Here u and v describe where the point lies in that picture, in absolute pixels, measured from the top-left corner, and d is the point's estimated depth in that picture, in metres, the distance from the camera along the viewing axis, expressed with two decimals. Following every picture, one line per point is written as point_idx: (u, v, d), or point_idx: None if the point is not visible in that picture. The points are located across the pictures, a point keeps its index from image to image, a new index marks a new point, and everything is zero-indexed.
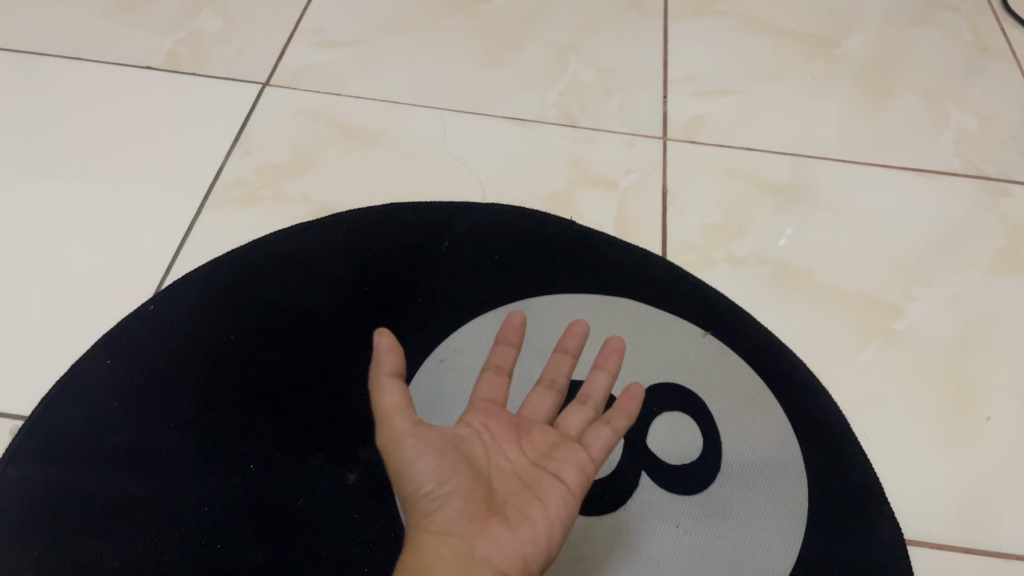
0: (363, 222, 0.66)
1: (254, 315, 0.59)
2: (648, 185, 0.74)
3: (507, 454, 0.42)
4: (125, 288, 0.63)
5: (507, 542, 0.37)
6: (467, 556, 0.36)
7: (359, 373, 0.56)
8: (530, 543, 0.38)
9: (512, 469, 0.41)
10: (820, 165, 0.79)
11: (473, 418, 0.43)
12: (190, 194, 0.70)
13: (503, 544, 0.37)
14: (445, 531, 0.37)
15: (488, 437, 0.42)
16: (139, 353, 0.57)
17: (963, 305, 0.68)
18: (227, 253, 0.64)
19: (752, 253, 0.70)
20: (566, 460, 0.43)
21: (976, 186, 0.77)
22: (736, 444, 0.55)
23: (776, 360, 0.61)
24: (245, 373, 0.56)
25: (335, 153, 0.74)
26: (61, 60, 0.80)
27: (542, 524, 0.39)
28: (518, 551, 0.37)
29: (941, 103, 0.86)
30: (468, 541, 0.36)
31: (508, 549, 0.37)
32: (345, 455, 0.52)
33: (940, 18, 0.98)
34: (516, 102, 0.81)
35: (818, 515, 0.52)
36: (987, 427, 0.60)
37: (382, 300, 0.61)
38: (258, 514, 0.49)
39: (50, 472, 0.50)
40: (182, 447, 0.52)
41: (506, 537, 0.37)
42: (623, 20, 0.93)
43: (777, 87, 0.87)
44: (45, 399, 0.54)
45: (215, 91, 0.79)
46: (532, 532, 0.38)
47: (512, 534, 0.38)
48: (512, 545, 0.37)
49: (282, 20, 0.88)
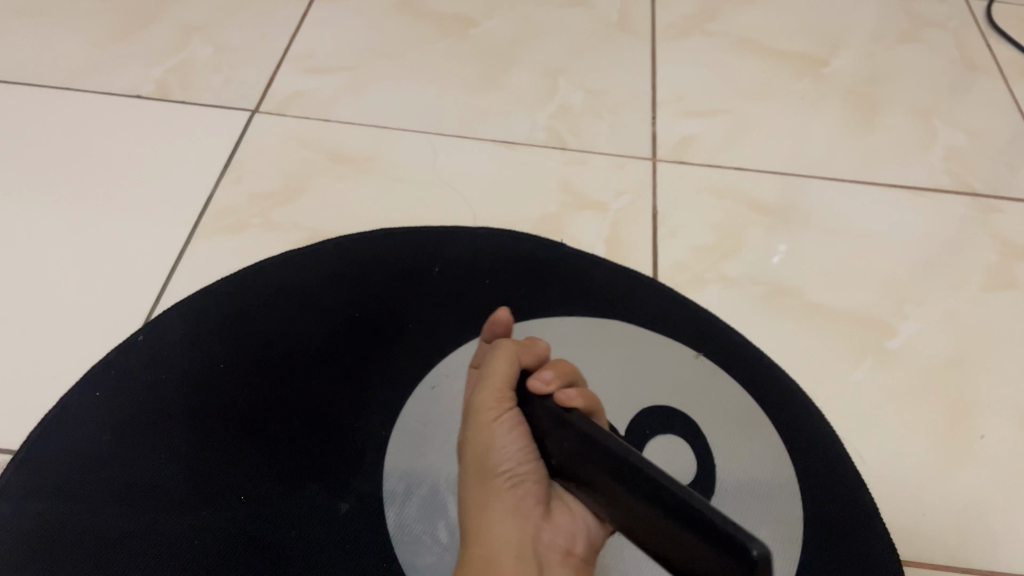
0: (354, 249, 0.66)
1: (244, 344, 0.59)
2: (640, 207, 0.75)
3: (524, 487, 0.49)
4: (116, 318, 0.62)
5: (565, 521, 0.49)
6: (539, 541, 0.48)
7: (352, 400, 0.56)
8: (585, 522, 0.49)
9: (535, 514, 0.49)
10: (810, 184, 0.79)
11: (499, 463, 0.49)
12: (180, 223, 0.70)
13: (568, 527, 0.49)
14: (518, 518, 0.48)
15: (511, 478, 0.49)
16: (128, 385, 0.56)
17: (956, 322, 0.68)
18: (217, 282, 0.64)
19: (744, 274, 0.70)
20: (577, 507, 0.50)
21: (966, 203, 0.78)
22: (730, 467, 0.55)
23: (769, 383, 0.60)
24: (237, 403, 0.55)
25: (325, 180, 0.74)
26: (50, 89, 0.80)
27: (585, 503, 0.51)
28: (578, 528, 0.49)
29: (929, 119, 0.87)
30: (542, 525, 0.49)
31: (569, 528, 0.49)
32: (339, 485, 0.52)
33: (927, 34, 0.99)
34: (506, 126, 0.81)
35: (815, 537, 0.52)
36: (981, 445, 0.60)
37: (374, 326, 0.61)
38: (250, 547, 0.48)
39: (40, 507, 0.50)
40: (173, 479, 0.51)
41: (567, 518, 0.49)
42: (612, 42, 0.93)
43: (766, 107, 0.87)
44: (34, 433, 0.54)
45: (206, 119, 0.79)
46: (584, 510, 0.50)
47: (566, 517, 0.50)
48: (572, 523, 0.49)
49: (272, 47, 0.88)
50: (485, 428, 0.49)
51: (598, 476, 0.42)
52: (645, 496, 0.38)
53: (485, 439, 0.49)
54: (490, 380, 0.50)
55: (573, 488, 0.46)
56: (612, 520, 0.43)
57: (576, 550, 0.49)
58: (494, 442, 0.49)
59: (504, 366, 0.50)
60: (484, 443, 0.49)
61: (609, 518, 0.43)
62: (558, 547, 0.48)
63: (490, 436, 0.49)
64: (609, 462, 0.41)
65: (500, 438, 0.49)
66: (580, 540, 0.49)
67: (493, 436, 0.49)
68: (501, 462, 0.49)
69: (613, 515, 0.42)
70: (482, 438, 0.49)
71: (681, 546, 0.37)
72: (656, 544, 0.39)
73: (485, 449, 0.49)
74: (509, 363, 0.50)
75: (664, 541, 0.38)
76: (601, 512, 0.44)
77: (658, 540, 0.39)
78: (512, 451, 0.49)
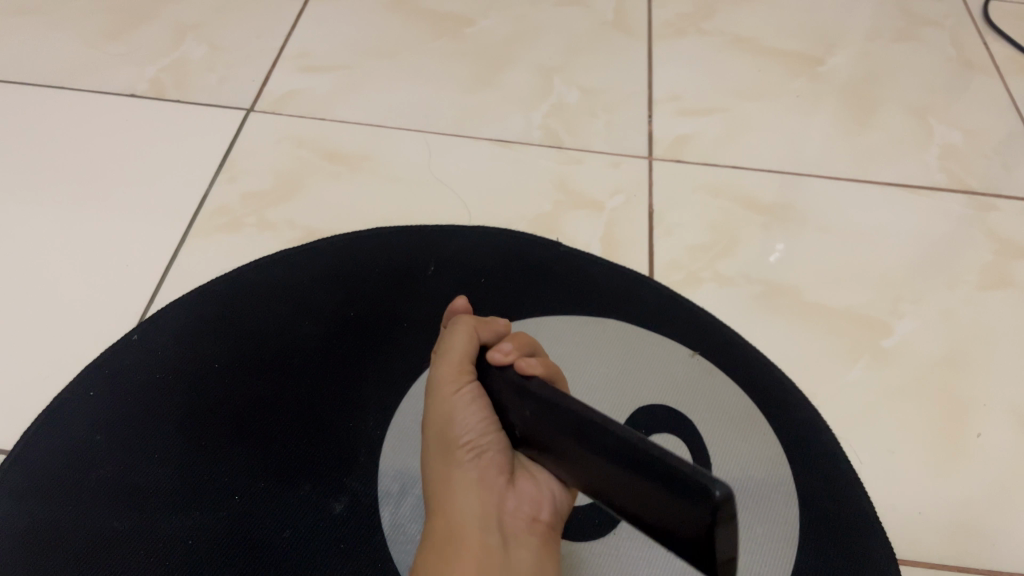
0: (349, 248, 0.66)
1: (239, 344, 0.58)
2: (635, 205, 0.74)
3: (486, 458, 0.46)
4: (110, 318, 0.62)
5: (531, 488, 0.46)
6: (502, 513, 0.45)
7: (345, 400, 0.56)
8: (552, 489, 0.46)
9: (498, 486, 0.45)
10: (806, 182, 0.79)
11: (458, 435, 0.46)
12: (175, 222, 0.69)
13: (534, 494, 0.46)
14: (481, 490, 0.45)
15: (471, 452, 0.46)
16: (122, 385, 0.56)
17: (952, 320, 0.68)
18: (212, 282, 0.63)
19: (740, 273, 0.70)
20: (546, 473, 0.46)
21: (962, 201, 0.78)
22: (726, 466, 0.55)
23: (765, 381, 0.60)
24: (229, 403, 0.55)
25: (320, 179, 0.74)
26: (44, 88, 0.80)
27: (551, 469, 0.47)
28: (544, 495, 0.46)
29: (925, 118, 0.87)
30: (507, 495, 0.45)
31: (535, 496, 0.46)
32: (332, 485, 0.52)
33: (923, 33, 0.99)
34: (501, 125, 0.81)
35: (811, 536, 0.52)
36: (977, 443, 0.60)
37: (369, 325, 0.60)
38: (243, 548, 0.48)
39: (32, 507, 0.49)
40: (166, 479, 0.51)
41: (533, 485, 0.46)
42: (607, 41, 0.93)
43: (762, 106, 0.87)
44: (28, 433, 0.54)
45: (200, 118, 0.79)
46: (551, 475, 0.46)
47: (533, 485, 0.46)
48: (539, 490, 0.46)
49: (266, 46, 0.88)
50: (444, 400, 0.46)
51: (561, 438, 0.40)
52: (609, 449, 0.37)
53: (444, 412, 0.46)
54: (448, 353, 0.47)
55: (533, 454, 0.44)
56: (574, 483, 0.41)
57: (542, 518, 0.46)
58: (455, 416, 0.46)
59: (463, 339, 0.47)
60: (445, 416, 0.46)
61: (570, 481, 0.41)
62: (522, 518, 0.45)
63: (449, 409, 0.46)
64: (573, 422, 0.39)
65: (461, 411, 0.46)
66: (547, 508, 0.46)
67: (452, 408, 0.46)
68: (461, 433, 0.46)
69: (577, 476, 0.40)
70: (443, 412, 0.46)
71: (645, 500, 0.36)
72: (620, 501, 0.37)
73: (446, 422, 0.46)
74: (467, 336, 0.48)
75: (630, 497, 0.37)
76: (561, 474, 0.42)
77: (622, 497, 0.37)
78: (473, 423, 0.46)
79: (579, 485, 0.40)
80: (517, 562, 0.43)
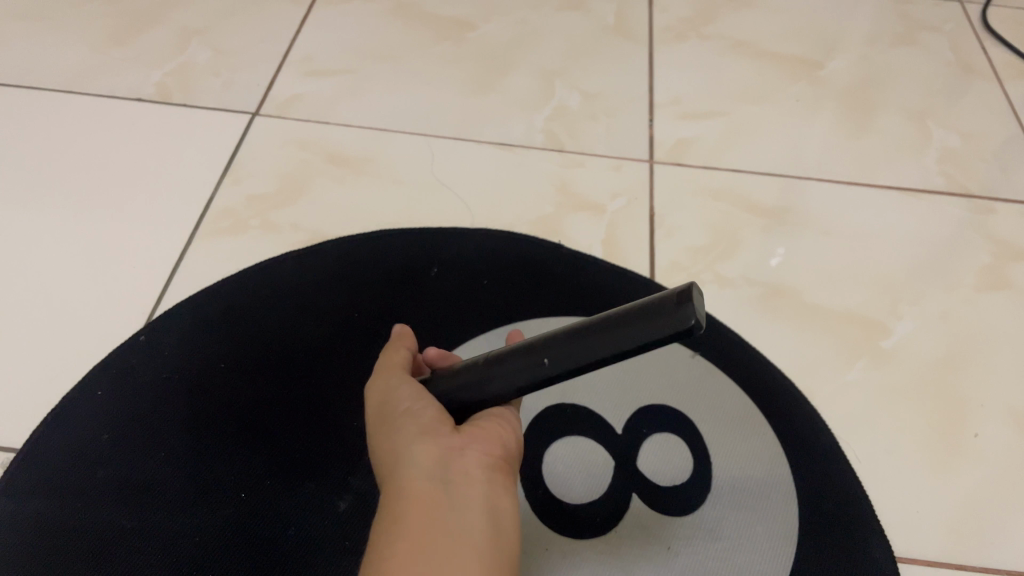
0: (353, 251, 0.67)
1: (243, 345, 0.59)
2: (636, 208, 0.75)
3: (426, 412, 0.40)
4: (117, 318, 0.63)
5: (479, 433, 0.40)
6: (454, 452, 0.38)
7: (349, 399, 0.57)
8: (503, 438, 0.41)
9: (447, 435, 0.39)
10: (805, 185, 0.79)
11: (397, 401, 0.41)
12: (181, 224, 0.70)
13: (486, 440, 0.40)
14: (428, 438, 0.38)
15: (411, 411, 0.40)
16: (129, 385, 0.57)
17: (950, 322, 0.68)
18: (217, 283, 0.64)
19: (739, 275, 0.70)
20: (493, 423, 0.41)
21: (961, 205, 0.78)
22: (726, 465, 0.55)
23: (765, 382, 0.61)
24: (235, 402, 0.56)
25: (324, 182, 0.75)
26: (50, 93, 0.81)
27: (495, 419, 0.41)
28: (495, 440, 0.40)
29: (924, 121, 0.88)
30: (457, 439, 0.39)
31: (485, 437, 0.40)
32: (337, 483, 0.52)
33: (923, 37, 1.00)
34: (504, 128, 0.82)
35: (810, 534, 0.52)
36: (975, 444, 0.61)
37: (371, 327, 0.61)
38: (247, 545, 0.49)
39: (40, 505, 0.50)
40: (172, 478, 0.52)
41: (482, 429, 0.40)
42: (609, 45, 0.94)
43: (762, 110, 0.88)
44: (36, 432, 0.54)
45: (205, 122, 0.80)
46: (499, 427, 0.41)
47: (481, 433, 0.40)
48: (487, 434, 0.40)
49: (271, 50, 0.89)
50: (382, 390, 0.43)
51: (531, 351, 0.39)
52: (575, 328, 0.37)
53: (382, 395, 0.42)
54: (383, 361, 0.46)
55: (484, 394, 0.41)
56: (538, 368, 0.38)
57: (496, 460, 0.39)
58: (396, 392, 0.42)
59: (401, 351, 0.46)
60: (382, 398, 0.42)
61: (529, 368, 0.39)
62: (478, 459, 0.38)
63: (388, 391, 0.42)
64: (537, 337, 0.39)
65: (399, 389, 0.42)
66: (501, 452, 0.40)
67: (389, 386, 0.43)
68: (400, 401, 0.41)
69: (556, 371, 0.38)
70: (381, 395, 0.42)
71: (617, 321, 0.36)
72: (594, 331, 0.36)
73: (385, 401, 0.42)
74: (407, 350, 0.47)
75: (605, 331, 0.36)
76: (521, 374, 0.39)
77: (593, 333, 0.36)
78: (411, 393, 0.42)
79: (541, 364, 0.38)
80: (475, 505, 0.36)
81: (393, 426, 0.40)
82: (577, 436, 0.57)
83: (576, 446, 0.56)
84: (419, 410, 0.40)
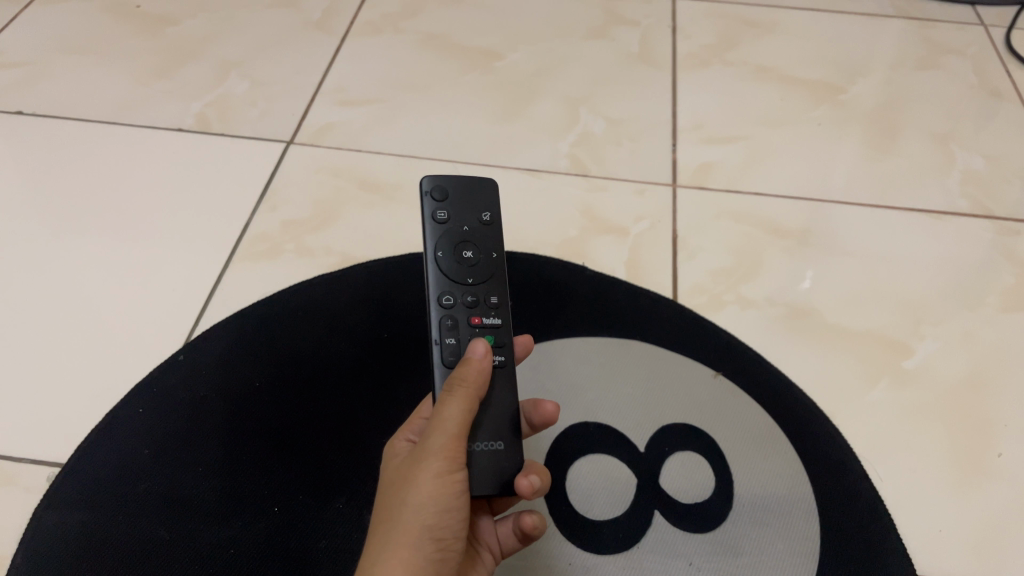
0: (382, 272, 0.69)
1: (276, 363, 0.61)
2: (660, 231, 0.77)
3: (452, 529, 0.42)
4: (159, 339, 0.66)
5: None
6: None
7: (378, 418, 0.58)
8: None
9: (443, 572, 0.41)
10: (828, 209, 0.80)
11: (438, 506, 0.41)
12: (219, 249, 0.73)
13: None
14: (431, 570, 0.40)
15: (440, 525, 0.41)
16: (166, 403, 0.59)
17: (973, 342, 0.69)
18: (252, 304, 0.66)
19: (763, 296, 0.71)
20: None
21: (984, 226, 0.79)
22: (748, 483, 0.56)
23: (789, 401, 0.62)
24: (269, 420, 0.58)
25: (356, 208, 0.77)
26: (98, 124, 0.85)
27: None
28: None
29: (947, 144, 0.88)
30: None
31: None
32: (365, 497, 0.54)
33: (946, 60, 1.01)
34: (530, 154, 0.84)
35: (828, 552, 0.53)
36: (998, 463, 0.61)
37: (400, 347, 0.63)
38: (282, 556, 0.51)
39: (85, 517, 0.52)
40: (207, 492, 0.54)
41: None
42: (633, 72, 0.96)
43: (784, 134, 0.89)
44: (81, 447, 0.57)
45: (243, 150, 0.83)
46: None
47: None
48: None
49: (306, 80, 0.92)
50: (434, 476, 0.41)
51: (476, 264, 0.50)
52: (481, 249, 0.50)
53: (431, 485, 0.41)
54: (446, 423, 0.42)
55: (472, 309, 0.49)
56: (503, 260, 0.51)
57: None
58: (439, 492, 0.41)
59: (461, 391, 0.43)
60: (432, 496, 0.41)
61: (468, 305, 0.49)
62: None
63: (434, 488, 0.41)
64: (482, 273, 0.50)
65: (445, 496, 0.41)
66: None
67: (439, 482, 0.41)
68: (438, 515, 0.41)
69: (476, 270, 0.50)
70: (427, 484, 0.41)
71: (483, 215, 0.52)
72: (488, 227, 0.51)
73: (426, 500, 0.40)
74: (465, 403, 0.43)
75: (454, 214, 0.51)
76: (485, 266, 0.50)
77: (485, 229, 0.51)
78: (453, 512, 0.41)
79: (435, 255, 0.49)
80: None
81: (422, 522, 0.40)
82: (599, 453, 0.58)
83: (599, 464, 0.57)
84: (443, 531, 0.41)
